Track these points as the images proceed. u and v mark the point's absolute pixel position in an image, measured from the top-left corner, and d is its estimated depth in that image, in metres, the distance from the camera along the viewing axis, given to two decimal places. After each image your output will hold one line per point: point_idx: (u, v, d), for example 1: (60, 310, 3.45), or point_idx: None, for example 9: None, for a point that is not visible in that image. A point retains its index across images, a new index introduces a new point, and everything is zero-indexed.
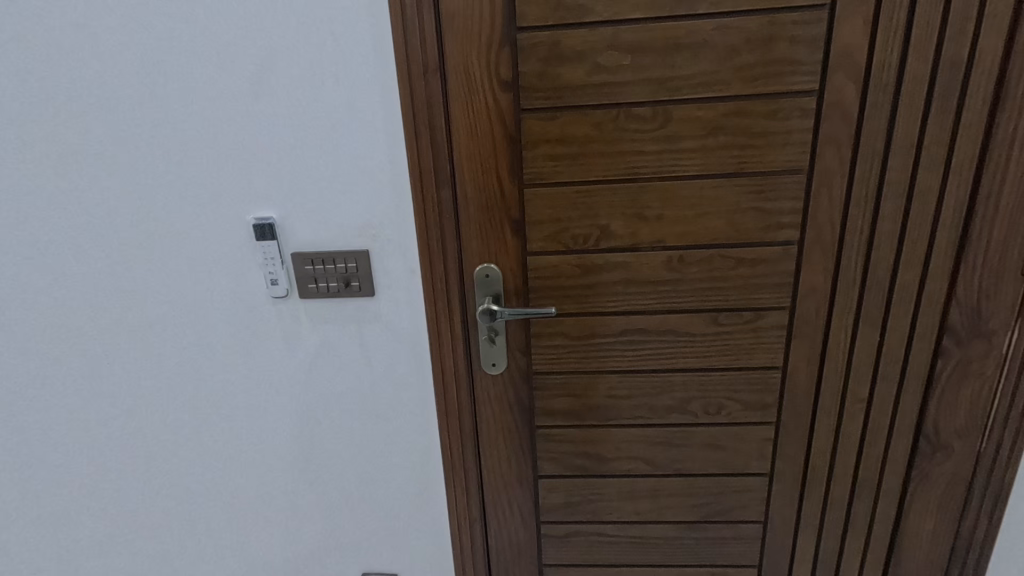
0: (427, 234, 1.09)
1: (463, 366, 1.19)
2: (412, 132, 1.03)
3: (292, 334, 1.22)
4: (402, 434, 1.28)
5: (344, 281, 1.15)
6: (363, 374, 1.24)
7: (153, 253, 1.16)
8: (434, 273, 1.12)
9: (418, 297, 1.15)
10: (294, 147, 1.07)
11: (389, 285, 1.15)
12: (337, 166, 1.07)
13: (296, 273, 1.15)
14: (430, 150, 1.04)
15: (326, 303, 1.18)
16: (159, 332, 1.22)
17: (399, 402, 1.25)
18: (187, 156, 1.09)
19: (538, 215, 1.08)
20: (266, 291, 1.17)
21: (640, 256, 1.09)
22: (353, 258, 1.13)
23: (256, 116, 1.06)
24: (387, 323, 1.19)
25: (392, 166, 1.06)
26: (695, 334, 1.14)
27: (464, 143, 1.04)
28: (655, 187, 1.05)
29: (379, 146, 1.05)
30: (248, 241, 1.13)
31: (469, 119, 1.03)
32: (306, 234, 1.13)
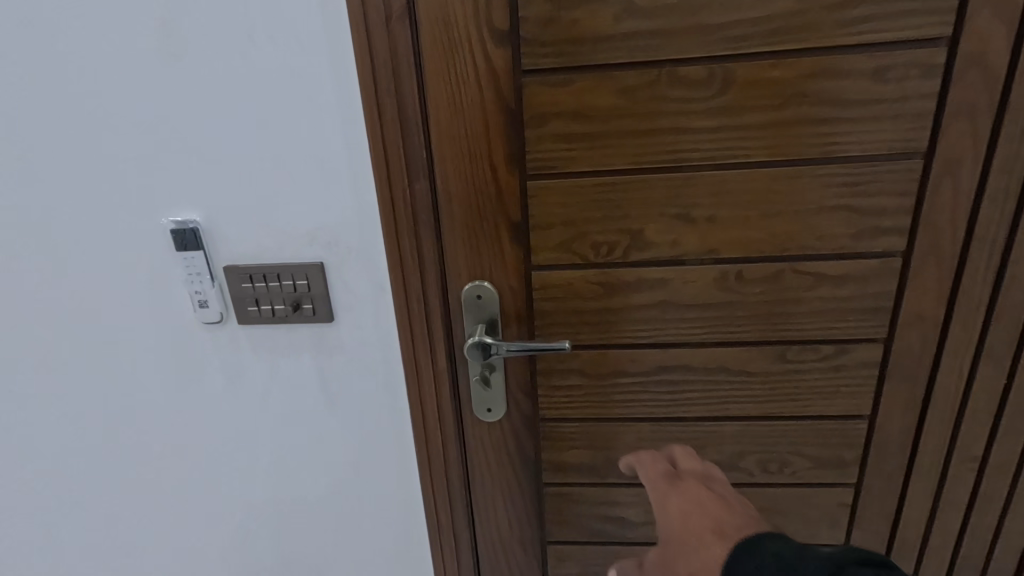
0: (398, 244, 0.81)
1: (450, 411, 0.92)
2: (373, 105, 0.74)
3: (230, 370, 0.94)
4: (377, 490, 1.02)
5: (294, 303, 0.88)
6: (324, 419, 0.97)
7: (43, 270, 0.88)
8: (408, 295, 0.84)
9: (390, 322, 0.88)
10: (217, 128, 0.79)
11: (351, 308, 0.88)
12: (276, 153, 0.79)
13: (232, 293, 0.88)
14: (398, 130, 0.75)
15: (273, 331, 0.91)
16: (62, 369, 0.95)
17: (371, 452, 0.99)
18: (75, 140, 0.81)
19: (546, 217, 0.79)
20: (194, 316, 0.90)
21: (684, 272, 0.81)
22: (304, 273, 0.86)
23: (162, 84, 0.77)
24: (351, 357, 0.92)
25: (349, 153, 0.78)
26: (755, 374, 0.86)
27: (445, 120, 0.76)
28: (708, 180, 0.76)
29: (331, 125, 0.77)
30: (166, 252, 0.86)
31: (451, 87, 0.74)
32: (241, 243, 0.85)
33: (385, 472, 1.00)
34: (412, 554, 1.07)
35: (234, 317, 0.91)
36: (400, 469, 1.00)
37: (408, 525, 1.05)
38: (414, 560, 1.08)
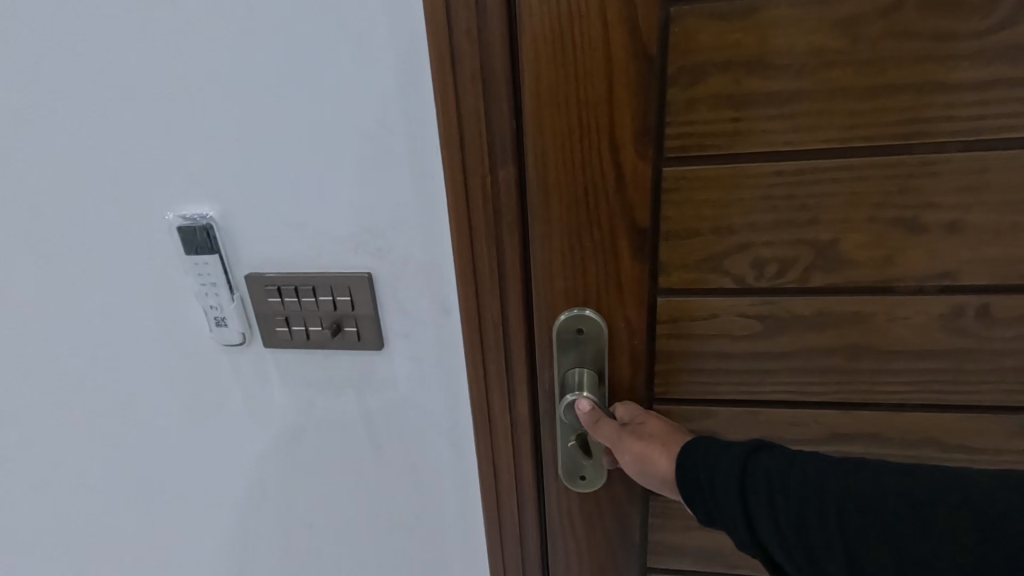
0: (470, 255, 0.57)
1: (531, 477, 0.69)
2: (445, 52, 0.50)
3: (256, 407, 0.74)
4: (431, 562, 0.80)
5: (333, 325, 0.67)
6: (367, 474, 0.75)
7: (27, 279, 0.71)
8: (482, 326, 0.60)
9: (457, 354, 0.66)
10: (232, 92, 0.58)
11: (407, 333, 0.67)
12: (310, 126, 0.58)
13: (256, 312, 0.68)
14: (478, 91, 0.51)
15: (307, 358, 0.70)
16: (58, 395, 0.77)
17: (425, 516, 0.76)
18: (56, 108, 0.61)
19: (688, 222, 0.54)
20: (209, 336, 0.70)
21: (895, 306, 0.54)
22: (347, 287, 0.65)
23: (164, 30, 0.57)
24: (405, 397, 0.70)
25: (409, 126, 0.56)
26: (984, 453, 0.59)
27: (547, 77, 0.51)
28: (958, 165, 0.49)
29: (384, 84, 0.55)
30: (173, 258, 0.67)
31: (559, 24, 0.49)
32: (267, 245, 0.65)
33: (441, 544, 0.78)
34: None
35: (258, 339, 0.70)
36: (462, 542, 0.77)
37: None
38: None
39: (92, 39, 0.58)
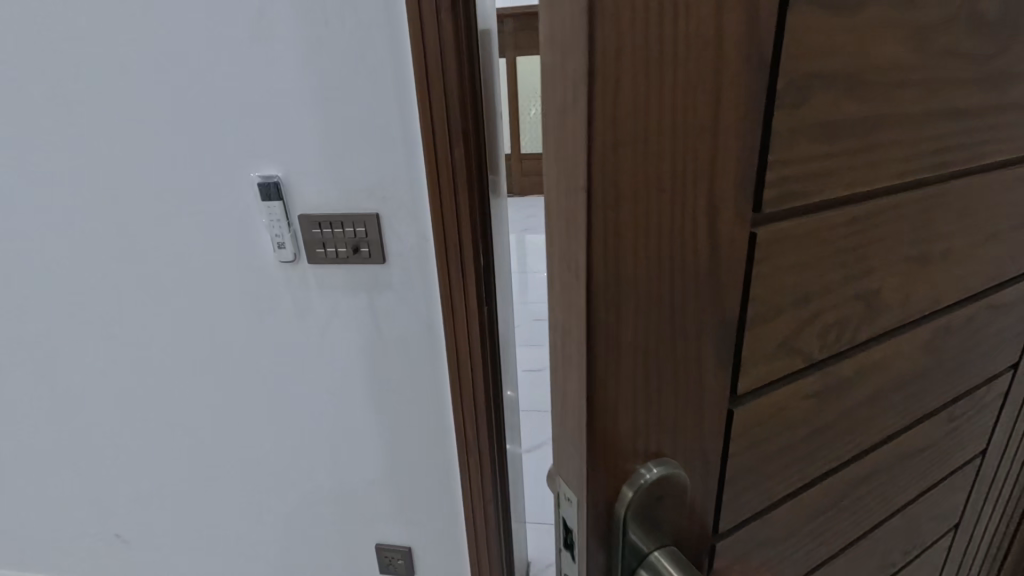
0: (444, 238, 0.77)
1: (485, 407, 0.89)
2: (421, 62, 0.69)
3: (301, 313, 0.88)
4: (421, 447, 0.96)
5: (353, 247, 0.81)
6: (371, 369, 0.91)
7: (130, 239, 0.87)
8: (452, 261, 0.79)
9: (434, 271, 0.81)
10: (290, 72, 0.73)
11: (401, 254, 0.81)
12: (335, 105, 0.74)
13: (303, 240, 0.82)
14: (445, 92, 0.70)
15: (334, 278, 0.85)
16: (136, 328, 0.95)
17: (412, 408, 0.93)
18: (165, 101, 0.78)
19: (782, 292, 0.32)
20: (271, 256, 0.85)
21: (936, 341, 0.46)
22: (362, 220, 0.79)
23: (221, 39, 0.73)
24: (398, 304, 0.85)
25: (402, 108, 0.73)
26: (965, 469, 0.60)
27: (474, 90, 0.72)
28: (998, 178, 0.43)
29: (387, 73, 0.72)
30: (257, 206, 0.82)
31: (463, 55, 0.69)
32: (312, 186, 0.79)
33: (425, 426, 0.94)
34: (445, 523, 1.03)
35: (305, 259, 0.84)
36: (436, 426, 0.93)
37: (446, 484, 0.99)
38: (447, 525, 1.03)
39: (184, 19, 0.73)
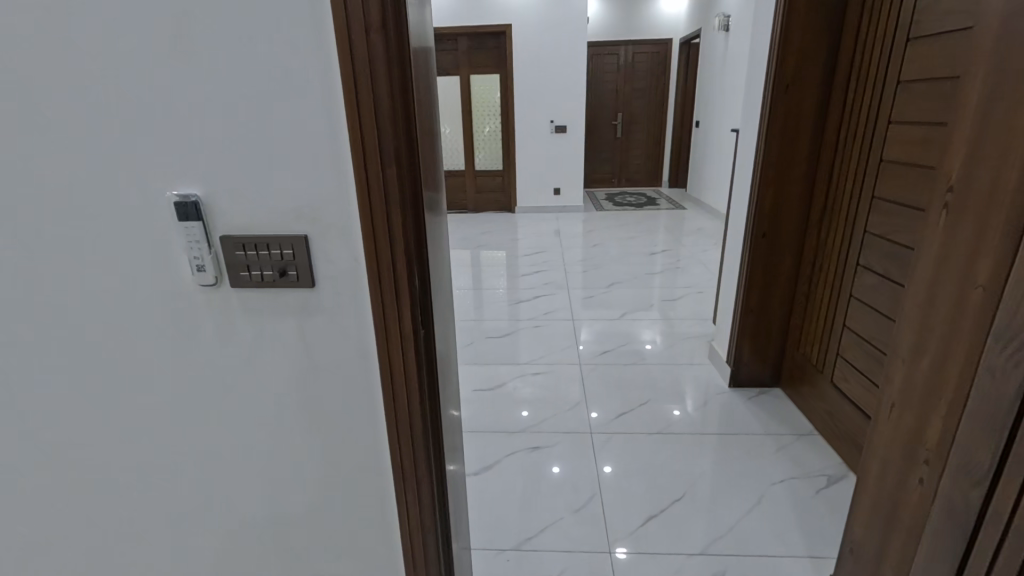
0: (377, 266, 0.74)
1: (421, 437, 0.86)
2: (351, 89, 0.67)
3: (225, 338, 0.83)
4: (357, 478, 0.92)
5: (279, 270, 0.76)
6: (301, 397, 0.86)
7: (30, 258, 0.80)
8: (382, 289, 0.76)
9: (365, 297, 0.77)
10: (212, 88, 0.69)
11: (332, 278, 0.76)
12: (259, 124, 0.71)
13: (223, 262, 0.77)
14: (375, 120, 0.68)
15: (258, 302, 0.79)
16: (37, 355, 0.86)
17: (347, 437, 0.88)
18: (71, 112, 0.72)
19: None
20: (190, 279, 0.79)
21: None
22: (289, 242, 0.75)
23: (136, 50, 0.68)
24: (329, 329, 0.80)
25: (332, 130, 0.70)
26: None
27: (406, 116, 0.71)
28: None
29: (313, 92, 0.69)
30: (170, 226, 0.76)
31: (396, 88, 0.68)
32: (234, 206, 0.74)
33: (359, 455, 0.90)
34: (381, 556, 0.98)
35: (226, 283, 0.78)
36: (371, 456, 0.89)
37: (380, 516, 0.94)
38: (384, 558, 0.98)
39: (98, 30, 0.68)
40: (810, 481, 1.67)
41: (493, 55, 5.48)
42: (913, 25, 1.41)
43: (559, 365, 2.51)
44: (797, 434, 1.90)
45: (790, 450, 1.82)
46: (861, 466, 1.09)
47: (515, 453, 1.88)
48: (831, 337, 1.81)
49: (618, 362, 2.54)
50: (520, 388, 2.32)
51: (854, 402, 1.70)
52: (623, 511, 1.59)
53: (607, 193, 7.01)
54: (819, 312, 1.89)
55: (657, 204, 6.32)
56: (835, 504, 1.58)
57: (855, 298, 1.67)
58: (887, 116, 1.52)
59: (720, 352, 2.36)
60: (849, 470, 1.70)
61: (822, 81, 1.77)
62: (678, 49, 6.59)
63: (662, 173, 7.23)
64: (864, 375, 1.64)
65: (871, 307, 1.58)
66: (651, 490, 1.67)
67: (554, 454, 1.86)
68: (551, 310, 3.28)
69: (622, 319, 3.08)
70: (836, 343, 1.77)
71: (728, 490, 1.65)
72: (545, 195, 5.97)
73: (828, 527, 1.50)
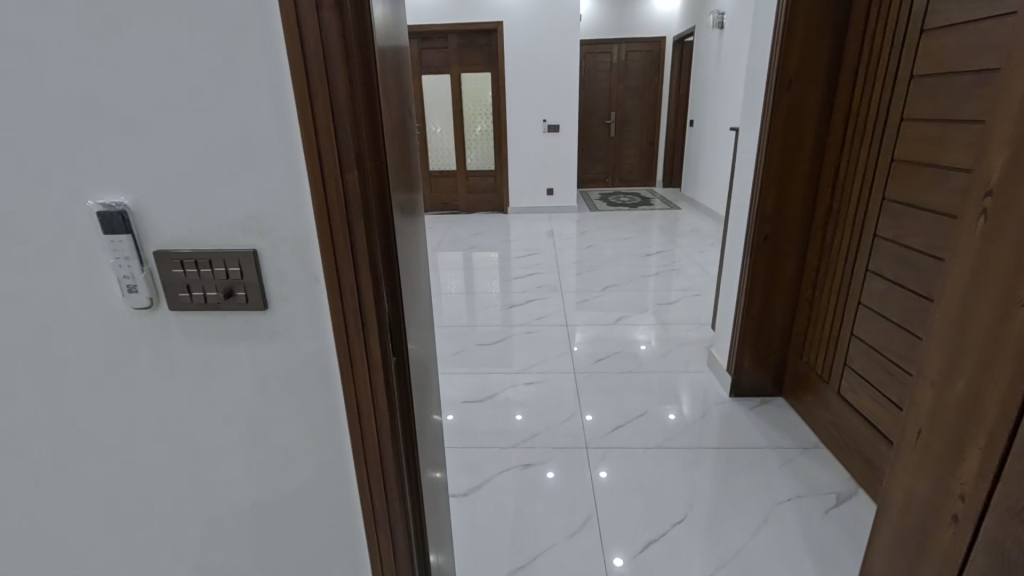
0: (338, 285, 0.64)
1: (394, 479, 0.75)
2: (301, 77, 0.56)
3: (163, 370, 0.70)
4: (322, 527, 0.80)
5: (225, 291, 0.65)
6: (255, 436, 0.74)
7: None
8: (346, 312, 0.65)
9: (327, 321, 0.67)
10: (137, 76, 0.58)
11: (288, 299, 0.66)
12: (194, 119, 0.59)
13: (159, 282, 0.65)
14: (331, 116, 0.57)
15: (202, 327, 0.68)
16: None
17: (309, 480, 0.77)
18: None
19: None
20: (119, 301, 0.67)
21: None
22: (236, 258, 0.64)
23: (42, 29, 0.57)
24: (285, 357, 0.69)
25: (281, 126, 0.59)
26: None
27: (369, 110, 0.60)
28: None
29: (257, 82, 0.57)
30: (93, 240, 0.64)
31: (355, 77, 0.57)
32: (170, 217, 0.63)
33: (322, 500, 0.78)
34: None
35: (164, 305, 0.67)
36: (337, 501, 0.78)
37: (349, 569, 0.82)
38: None
39: None
40: (818, 499, 1.58)
41: (484, 54, 5.38)
42: (928, 15, 1.33)
43: (552, 374, 2.41)
44: (802, 447, 1.81)
45: (796, 465, 1.73)
46: (885, 496, 0.99)
47: (507, 471, 1.77)
48: (837, 346, 1.72)
49: (614, 370, 2.43)
50: (512, 400, 2.21)
51: (862, 414, 1.61)
52: (623, 536, 1.49)
53: (600, 193, 6.92)
54: (823, 319, 1.80)
55: (651, 204, 6.25)
56: (846, 524, 1.49)
57: (864, 306, 1.58)
58: (899, 113, 1.43)
59: (720, 360, 2.26)
60: (858, 486, 1.62)
61: (827, 77, 1.68)
62: (671, 49, 6.53)
63: (655, 173, 7.16)
64: (874, 387, 1.55)
65: (883, 316, 1.49)
66: (652, 512, 1.57)
67: (548, 472, 1.76)
68: (543, 315, 3.18)
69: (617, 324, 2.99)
70: (843, 352, 1.68)
71: (734, 510, 1.56)
72: (538, 196, 5.87)
73: (840, 551, 1.40)
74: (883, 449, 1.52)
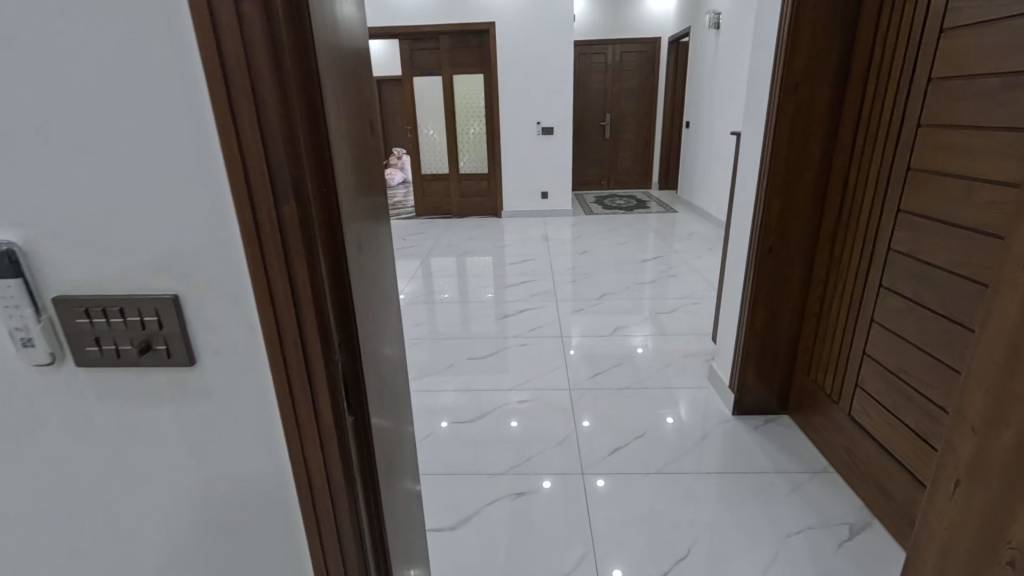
0: (278, 339, 0.53)
1: (356, 554, 0.64)
2: (220, 86, 0.45)
3: (75, 436, 0.59)
4: None
5: (143, 344, 0.54)
6: (189, 509, 0.63)
7: None
8: (289, 368, 0.54)
9: (266, 378, 0.55)
10: (19, 86, 0.47)
11: (219, 353, 0.55)
12: (92, 140, 0.48)
13: (62, 334, 0.54)
14: (259, 134, 0.46)
15: (118, 385, 0.57)
16: None
17: (256, 558, 0.66)
18: None
19: None
20: (16, 356, 0.56)
21: None
22: (152, 306, 0.53)
23: None
24: (219, 419, 0.58)
25: (200, 147, 0.48)
26: None
27: (310, 125, 0.49)
28: None
29: (167, 94, 0.46)
30: None
31: (289, 86, 0.46)
32: (68, 256, 0.52)
33: None
34: None
35: (70, 360, 0.56)
36: None
37: None
38: None
39: None
40: (830, 531, 1.48)
41: (476, 55, 5.28)
42: (949, 12, 1.22)
43: (547, 391, 2.30)
44: (811, 471, 1.71)
45: (805, 493, 1.62)
46: (916, 549, 0.89)
47: (498, 500, 1.66)
48: (848, 366, 1.62)
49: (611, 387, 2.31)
50: (504, 420, 2.10)
51: (876, 439, 1.52)
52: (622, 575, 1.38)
53: (596, 196, 6.82)
54: (832, 335, 1.70)
55: (648, 207, 6.15)
56: (862, 560, 1.38)
57: (878, 323, 1.48)
58: (915, 119, 1.33)
59: (721, 376, 2.16)
60: (872, 516, 1.52)
61: (835, 78, 1.57)
62: (666, 49, 6.43)
63: (651, 175, 7.07)
64: (889, 410, 1.45)
65: (899, 335, 1.39)
66: (654, 547, 1.46)
67: (542, 502, 1.65)
68: (538, 325, 3.07)
69: (613, 335, 2.88)
70: (854, 372, 1.59)
71: (740, 545, 1.45)
72: (533, 199, 5.76)
73: None
74: (901, 478, 1.42)
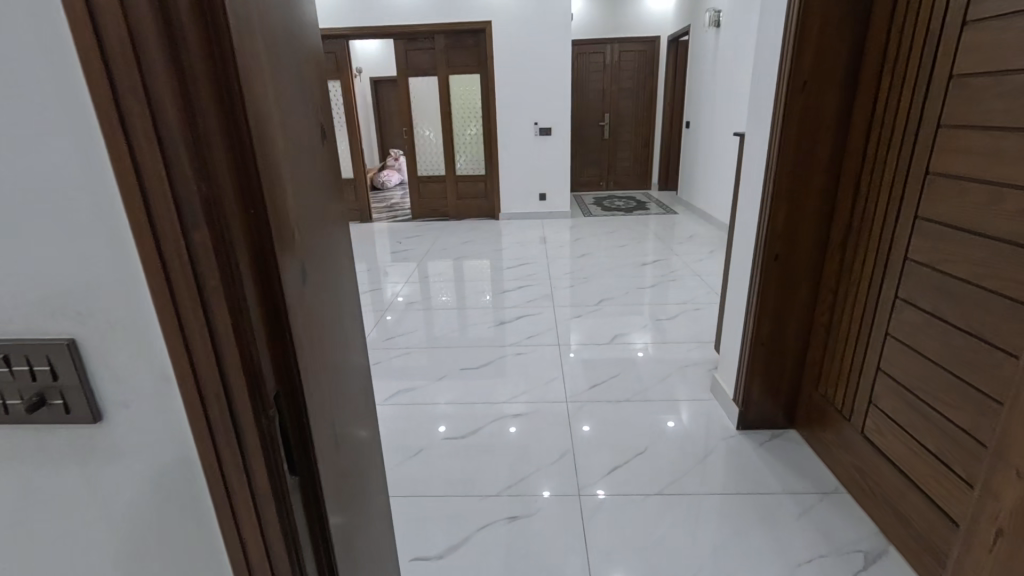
0: (196, 392, 0.43)
1: None
2: (104, 85, 0.35)
3: None
4: None
5: (36, 398, 0.45)
6: None
7: None
8: (211, 425, 0.45)
9: (186, 437, 0.46)
10: None
11: (128, 408, 0.45)
12: None
13: None
14: (156, 144, 0.36)
15: (12, 444, 0.48)
16: None
17: None
18: None
19: None
20: None
21: None
22: (43, 354, 0.43)
23: None
24: (134, 483, 0.49)
25: (86, 161, 0.38)
26: None
27: (227, 132, 0.39)
28: None
29: (43, 95, 0.37)
30: None
31: (195, 83, 0.37)
32: None
33: None
34: None
35: None
36: None
37: None
38: None
39: None
40: (844, 560, 1.38)
41: (472, 55, 5.19)
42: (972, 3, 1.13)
43: (543, 405, 2.20)
44: (821, 492, 1.61)
45: (816, 517, 1.53)
46: None
47: (489, 525, 1.57)
48: (859, 381, 1.53)
49: (610, 399, 2.22)
50: (498, 436, 2.00)
51: (890, 459, 1.43)
52: None
53: (595, 197, 6.71)
54: (843, 347, 1.61)
55: (648, 208, 6.05)
56: None
57: (893, 336, 1.39)
58: (934, 119, 1.24)
59: (725, 389, 2.06)
60: (888, 542, 1.42)
61: (846, 76, 1.48)
62: (666, 48, 6.34)
63: (651, 176, 6.97)
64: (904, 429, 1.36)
65: (917, 350, 1.30)
66: None
67: (535, 527, 1.55)
68: (534, 332, 2.98)
69: (613, 343, 2.78)
70: (867, 388, 1.49)
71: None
72: (530, 201, 5.66)
73: None
74: (919, 503, 1.32)
